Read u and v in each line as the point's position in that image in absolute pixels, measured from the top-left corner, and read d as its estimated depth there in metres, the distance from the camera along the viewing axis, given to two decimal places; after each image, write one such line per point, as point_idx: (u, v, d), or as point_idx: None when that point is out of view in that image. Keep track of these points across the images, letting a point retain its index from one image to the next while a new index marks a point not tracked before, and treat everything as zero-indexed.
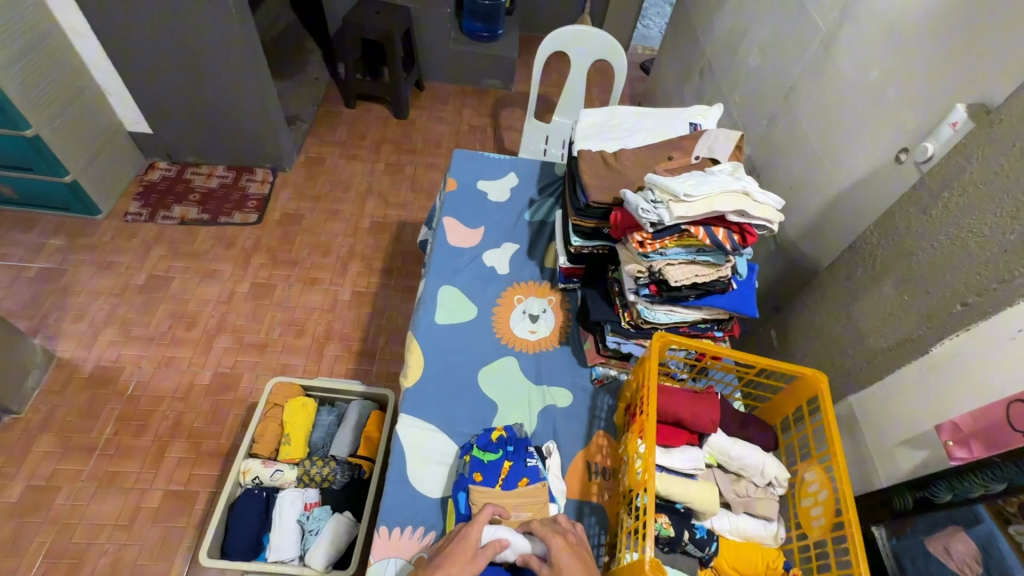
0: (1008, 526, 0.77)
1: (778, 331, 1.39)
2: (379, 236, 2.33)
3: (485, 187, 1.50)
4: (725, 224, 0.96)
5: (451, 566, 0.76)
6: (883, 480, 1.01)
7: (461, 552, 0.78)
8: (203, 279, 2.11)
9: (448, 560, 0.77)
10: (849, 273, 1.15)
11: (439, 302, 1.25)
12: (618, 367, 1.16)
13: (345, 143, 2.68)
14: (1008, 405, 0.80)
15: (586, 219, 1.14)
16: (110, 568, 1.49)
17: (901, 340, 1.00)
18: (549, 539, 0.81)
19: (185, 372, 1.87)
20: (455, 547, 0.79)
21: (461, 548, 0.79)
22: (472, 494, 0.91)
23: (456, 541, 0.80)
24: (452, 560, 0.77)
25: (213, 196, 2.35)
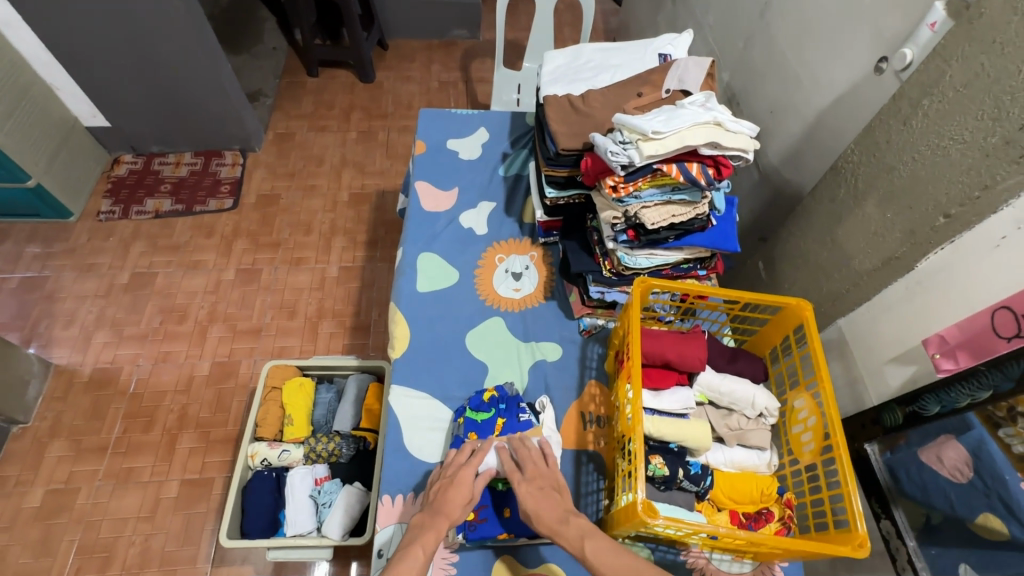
0: (997, 430, 0.80)
1: (765, 262, 1.37)
2: (360, 208, 2.29)
3: (456, 146, 1.44)
4: (698, 158, 0.93)
5: (453, 509, 0.83)
6: (874, 398, 1.02)
7: (459, 490, 0.84)
8: (187, 271, 2.08)
9: (448, 501, 0.83)
10: (831, 195, 1.12)
11: (419, 270, 1.23)
12: (605, 316, 1.15)
13: (312, 114, 2.57)
14: (993, 313, 0.80)
15: (557, 168, 1.10)
16: (140, 558, 1.55)
17: (886, 260, 0.98)
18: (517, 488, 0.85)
19: (183, 365, 1.87)
20: (452, 487, 0.85)
21: (460, 488, 0.85)
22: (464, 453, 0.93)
23: (451, 483, 0.85)
24: (452, 503, 0.83)
25: (185, 185, 2.29)
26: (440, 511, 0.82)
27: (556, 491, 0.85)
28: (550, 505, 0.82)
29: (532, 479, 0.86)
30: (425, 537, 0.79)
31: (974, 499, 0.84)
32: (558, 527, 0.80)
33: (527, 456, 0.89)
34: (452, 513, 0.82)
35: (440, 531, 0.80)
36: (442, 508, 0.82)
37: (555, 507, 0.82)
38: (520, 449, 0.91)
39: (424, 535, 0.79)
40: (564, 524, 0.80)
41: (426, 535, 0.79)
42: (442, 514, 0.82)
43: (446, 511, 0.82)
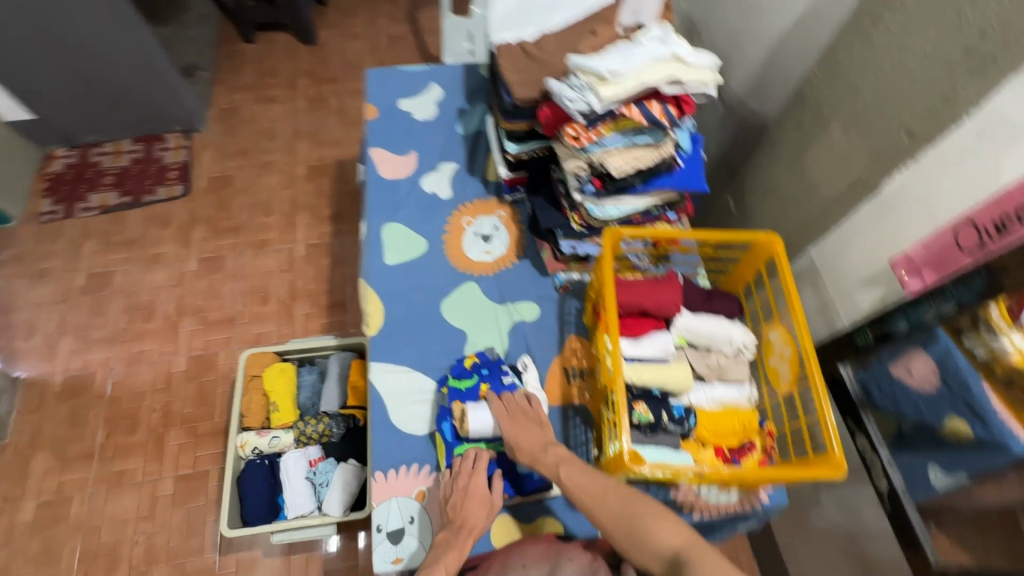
0: (961, 339, 0.83)
1: (734, 198, 1.36)
2: (320, 182, 2.19)
3: (409, 106, 1.37)
4: (659, 97, 0.89)
5: (476, 520, 0.84)
6: (845, 320, 1.05)
7: (477, 502, 0.85)
8: (146, 266, 1.99)
9: (469, 514, 0.84)
10: (796, 122, 1.10)
11: (385, 242, 1.19)
12: (579, 269, 1.14)
13: (255, 85, 2.41)
14: (957, 229, 0.80)
15: (516, 121, 1.04)
16: (145, 556, 1.56)
17: (852, 185, 0.98)
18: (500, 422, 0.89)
19: (159, 363, 1.83)
20: (469, 500, 0.85)
21: (477, 499, 0.86)
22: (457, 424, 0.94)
23: (466, 496, 0.86)
24: (473, 514, 0.84)
25: (129, 175, 2.15)
26: (463, 527, 0.82)
27: (537, 425, 0.89)
28: (529, 437, 0.87)
29: (515, 414, 0.91)
30: (447, 557, 0.77)
31: (939, 405, 0.86)
32: (538, 453, 0.84)
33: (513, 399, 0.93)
34: (474, 525, 0.83)
35: (467, 546, 0.80)
36: (465, 524, 0.83)
37: (533, 438, 0.87)
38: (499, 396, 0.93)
39: (447, 554, 0.77)
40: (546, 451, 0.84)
41: (449, 554, 0.77)
42: (466, 529, 0.82)
43: (469, 526, 0.82)
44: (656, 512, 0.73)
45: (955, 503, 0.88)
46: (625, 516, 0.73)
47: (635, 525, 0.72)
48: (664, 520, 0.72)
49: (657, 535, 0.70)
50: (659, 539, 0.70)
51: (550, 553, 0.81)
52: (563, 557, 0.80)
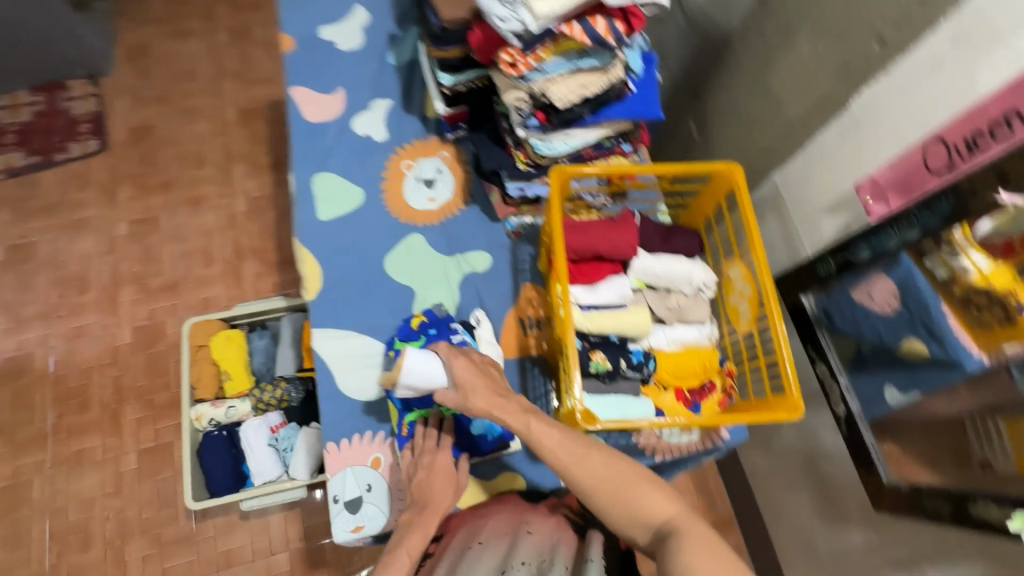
0: (923, 260, 0.79)
1: (697, 121, 1.26)
2: (253, 126, 1.98)
3: (331, 35, 1.20)
4: (603, 11, 0.77)
5: (442, 499, 0.81)
6: (808, 248, 1.01)
7: (442, 480, 0.83)
8: (71, 234, 1.82)
9: (435, 493, 0.81)
10: (760, 33, 0.99)
11: (318, 196, 1.08)
12: (532, 213, 1.05)
13: (165, 17, 2.11)
14: (925, 147, 0.75)
15: (445, 48, 0.92)
16: (119, 530, 1.54)
17: (818, 102, 0.90)
18: (453, 362, 0.79)
19: (102, 337, 1.72)
20: (435, 477, 0.83)
21: (443, 476, 0.83)
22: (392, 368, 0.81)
23: (431, 475, 0.83)
24: (438, 493, 0.81)
25: (34, 131, 1.91)
26: (428, 506, 0.79)
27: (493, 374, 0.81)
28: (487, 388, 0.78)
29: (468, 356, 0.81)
30: (410, 542, 0.75)
31: (898, 327, 0.84)
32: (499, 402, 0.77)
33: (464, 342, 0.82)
34: (439, 504, 0.80)
35: (431, 524, 0.77)
36: (429, 503, 0.80)
37: (488, 385, 0.79)
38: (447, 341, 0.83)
39: (410, 539, 0.75)
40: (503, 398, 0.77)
41: (412, 539, 0.75)
42: (431, 508, 0.79)
43: (434, 505, 0.79)
44: (643, 483, 0.70)
45: (907, 416, 0.88)
46: (611, 483, 0.70)
47: (622, 494, 0.70)
48: (652, 490, 0.69)
49: (646, 504, 0.68)
50: (651, 508, 0.68)
51: (512, 522, 0.82)
52: (525, 528, 0.81)
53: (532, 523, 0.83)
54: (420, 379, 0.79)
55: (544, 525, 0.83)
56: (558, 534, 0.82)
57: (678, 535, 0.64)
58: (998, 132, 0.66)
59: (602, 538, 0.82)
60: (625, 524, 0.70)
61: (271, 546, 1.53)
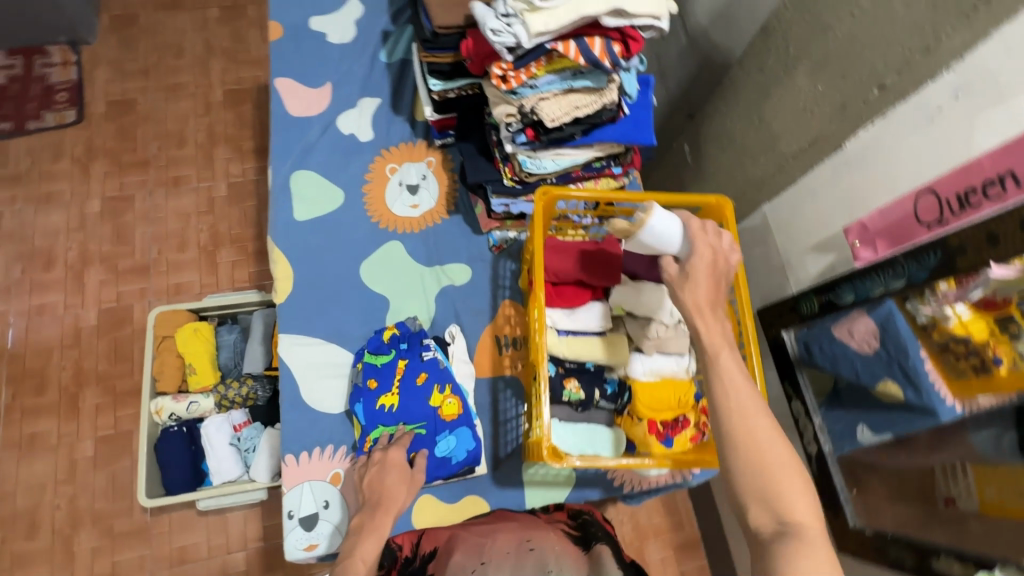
0: (905, 303, 0.77)
1: (691, 145, 1.24)
2: (240, 109, 1.91)
3: (322, 26, 1.15)
4: (601, 31, 0.74)
5: (395, 496, 0.79)
6: (793, 286, 0.99)
7: (395, 475, 0.81)
8: (40, 207, 1.75)
9: (387, 489, 0.79)
10: (760, 64, 0.97)
11: (295, 194, 1.03)
12: (515, 228, 1.02)
13: None
14: (917, 197, 0.73)
15: (438, 53, 0.87)
16: (69, 519, 1.48)
17: (813, 141, 0.88)
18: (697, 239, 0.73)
19: (65, 317, 1.65)
20: (387, 473, 0.80)
21: (395, 471, 0.81)
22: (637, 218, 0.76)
23: (384, 470, 0.81)
24: (390, 490, 0.79)
25: (6, 95, 1.82)
26: (380, 504, 0.78)
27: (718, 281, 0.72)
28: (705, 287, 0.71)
29: (711, 254, 0.73)
30: (364, 548, 0.73)
31: (876, 367, 0.81)
32: (706, 312, 0.70)
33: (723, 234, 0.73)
34: (392, 503, 0.78)
35: (385, 523, 0.75)
36: (380, 502, 0.78)
37: (708, 297, 0.71)
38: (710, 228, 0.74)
39: (364, 545, 0.73)
40: (721, 321, 0.69)
41: (366, 545, 0.73)
42: (382, 505, 0.77)
43: (384, 505, 0.77)
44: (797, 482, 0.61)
45: (879, 462, 0.88)
46: (766, 453, 0.62)
47: (770, 476, 0.61)
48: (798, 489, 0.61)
49: (788, 507, 0.60)
50: (786, 502, 0.60)
51: (514, 540, 0.78)
52: (527, 544, 0.77)
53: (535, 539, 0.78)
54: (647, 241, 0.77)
55: (546, 538, 0.79)
56: (562, 547, 0.78)
57: (800, 543, 0.58)
58: (990, 190, 0.64)
59: (610, 548, 0.79)
60: (749, 501, 0.62)
61: (227, 544, 1.49)
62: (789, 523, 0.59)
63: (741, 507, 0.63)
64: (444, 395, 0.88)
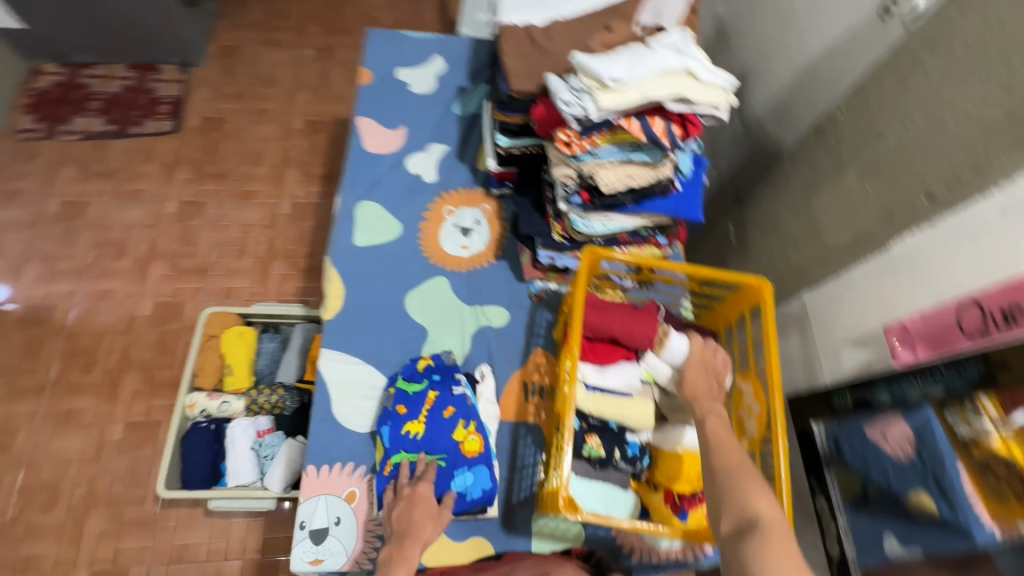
0: (945, 412, 0.76)
1: (735, 226, 1.28)
2: (315, 137, 2.08)
3: (406, 77, 1.27)
4: (663, 114, 0.80)
5: (422, 529, 0.77)
6: (826, 377, 0.98)
7: (424, 508, 0.79)
8: (124, 202, 1.91)
9: (416, 522, 0.78)
10: (811, 160, 1.01)
11: (358, 221, 1.11)
12: (557, 280, 1.07)
13: (262, 25, 2.27)
14: (960, 307, 0.73)
15: (510, 114, 0.96)
16: (85, 499, 1.53)
17: (858, 238, 0.91)
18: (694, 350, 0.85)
19: (124, 305, 1.77)
20: (415, 506, 0.79)
21: (424, 505, 0.80)
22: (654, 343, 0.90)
23: (414, 503, 0.80)
24: (419, 524, 0.78)
25: (118, 102, 2.04)
26: (408, 535, 0.76)
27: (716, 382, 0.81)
28: (705, 383, 0.80)
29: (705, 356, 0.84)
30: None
31: (907, 474, 0.80)
32: (701, 394, 0.78)
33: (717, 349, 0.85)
34: (421, 536, 0.77)
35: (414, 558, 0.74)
36: (409, 532, 0.76)
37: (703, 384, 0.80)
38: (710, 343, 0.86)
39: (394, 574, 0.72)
40: (715, 401, 0.77)
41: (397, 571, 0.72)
42: (411, 538, 0.76)
43: (415, 535, 0.76)
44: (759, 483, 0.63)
45: None
46: (736, 468, 0.65)
47: (738, 481, 0.63)
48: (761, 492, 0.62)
49: (750, 496, 0.61)
50: (753, 501, 0.61)
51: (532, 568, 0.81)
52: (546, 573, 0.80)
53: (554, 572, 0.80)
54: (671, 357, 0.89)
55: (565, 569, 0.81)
56: None
57: (764, 533, 0.58)
58: None
59: None
60: (720, 507, 0.63)
61: (226, 550, 1.50)
62: (752, 518, 0.59)
63: (714, 517, 0.63)
64: (468, 431, 0.90)
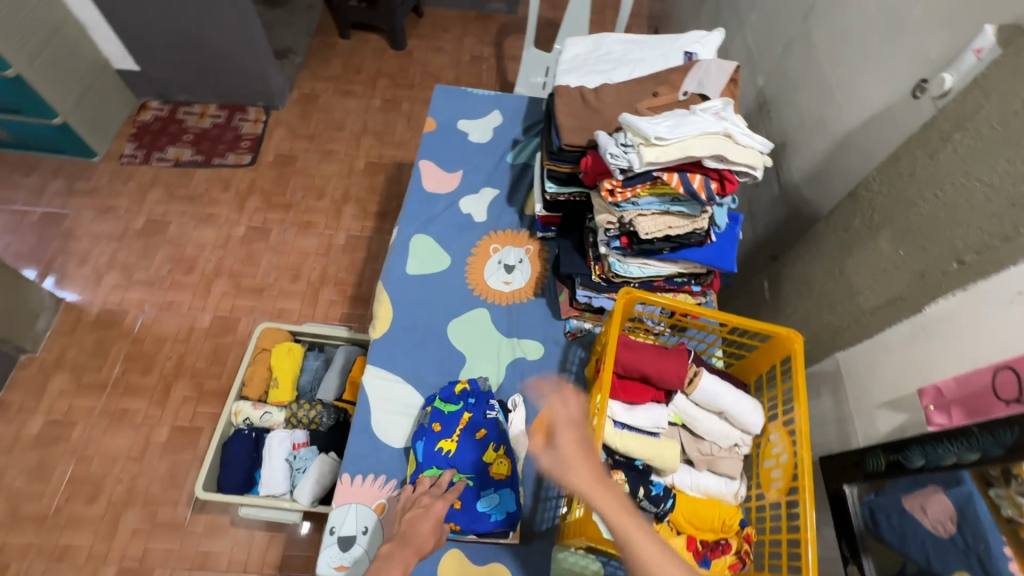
0: (988, 489, 0.73)
1: (771, 283, 1.31)
2: (375, 177, 2.26)
3: (466, 127, 1.40)
4: (702, 170, 0.87)
5: (424, 540, 0.81)
6: (861, 439, 0.98)
7: (431, 524, 0.82)
8: (199, 223, 2.10)
9: (420, 534, 0.81)
10: (845, 223, 1.05)
11: (411, 251, 1.21)
12: (592, 320, 1.12)
13: (339, 78, 2.53)
14: (996, 371, 0.74)
15: (559, 163, 1.05)
16: (125, 495, 1.61)
17: (891, 300, 0.93)
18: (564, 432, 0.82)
19: (186, 315, 1.91)
20: (425, 519, 0.83)
21: (432, 520, 0.83)
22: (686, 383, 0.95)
23: (424, 516, 0.83)
24: (423, 535, 0.81)
25: (207, 136, 2.29)
26: (409, 543, 0.81)
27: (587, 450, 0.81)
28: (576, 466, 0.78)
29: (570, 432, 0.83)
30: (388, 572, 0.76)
31: (950, 556, 0.77)
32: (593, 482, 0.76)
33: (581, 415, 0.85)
34: (421, 547, 0.80)
35: (406, 563, 0.78)
36: (412, 540, 0.81)
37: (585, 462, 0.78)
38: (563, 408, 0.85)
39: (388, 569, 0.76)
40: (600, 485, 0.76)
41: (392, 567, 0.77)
42: (410, 547, 0.80)
43: (416, 543, 0.80)
44: None
45: None
46: None
47: None
48: None
49: None
50: None
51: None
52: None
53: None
54: (704, 399, 0.94)
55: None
56: None
57: None
58: None
59: None
60: None
61: (246, 562, 1.53)
62: None
63: None
64: (497, 454, 0.94)
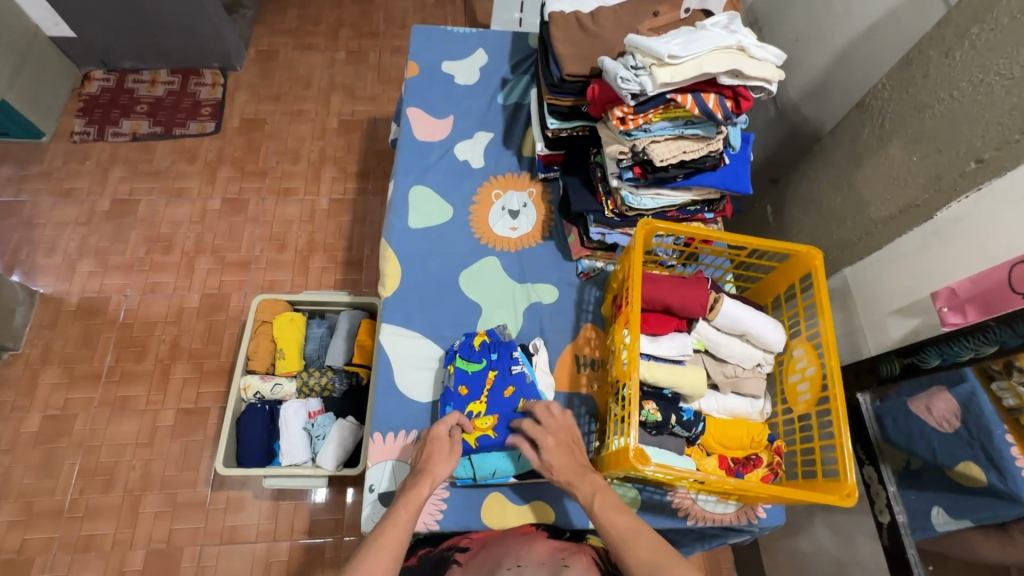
0: (990, 383, 0.78)
1: (774, 207, 1.31)
2: (351, 136, 2.15)
3: (451, 69, 1.32)
4: (716, 89, 0.84)
5: (434, 466, 0.83)
6: (871, 348, 1.00)
7: (438, 447, 0.85)
8: (170, 199, 1.99)
9: (433, 462, 0.83)
10: (854, 135, 1.04)
11: (411, 204, 1.16)
12: (604, 259, 1.11)
13: (297, 30, 2.35)
14: (1013, 266, 0.75)
15: (561, 96, 1.00)
16: (141, 482, 1.59)
17: (904, 208, 0.93)
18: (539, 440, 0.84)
19: (172, 297, 1.84)
20: (431, 446, 0.85)
21: (438, 443, 0.85)
22: (710, 308, 0.94)
23: (429, 442, 0.86)
24: (432, 462, 0.83)
25: (163, 105, 2.13)
26: (424, 471, 0.82)
27: (576, 445, 0.85)
28: (568, 460, 0.83)
29: (554, 432, 0.85)
30: (408, 499, 0.78)
31: (956, 447, 0.84)
32: (576, 478, 0.81)
33: (549, 418, 0.87)
34: (434, 474, 0.82)
35: (421, 493, 0.79)
36: (425, 469, 0.82)
37: (572, 462, 0.83)
38: (546, 404, 0.89)
39: (408, 497, 0.79)
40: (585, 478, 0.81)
41: (410, 496, 0.79)
42: (425, 475, 0.81)
43: (428, 471, 0.82)
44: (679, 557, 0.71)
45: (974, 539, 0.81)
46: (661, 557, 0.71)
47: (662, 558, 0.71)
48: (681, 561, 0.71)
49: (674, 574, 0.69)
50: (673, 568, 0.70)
51: (549, 554, 0.82)
52: (562, 562, 0.80)
53: (570, 564, 0.80)
54: (727, 323, 0.93)
55: (581, 561, 0.81)
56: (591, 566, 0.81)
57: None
58: None
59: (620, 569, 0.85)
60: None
61: (274, 531, 1.55)
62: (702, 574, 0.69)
63: None
64: None
